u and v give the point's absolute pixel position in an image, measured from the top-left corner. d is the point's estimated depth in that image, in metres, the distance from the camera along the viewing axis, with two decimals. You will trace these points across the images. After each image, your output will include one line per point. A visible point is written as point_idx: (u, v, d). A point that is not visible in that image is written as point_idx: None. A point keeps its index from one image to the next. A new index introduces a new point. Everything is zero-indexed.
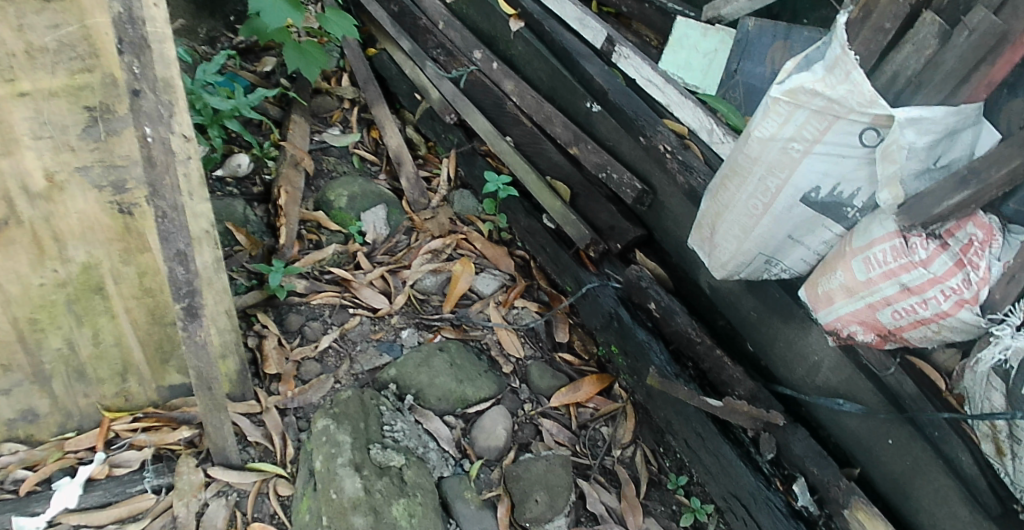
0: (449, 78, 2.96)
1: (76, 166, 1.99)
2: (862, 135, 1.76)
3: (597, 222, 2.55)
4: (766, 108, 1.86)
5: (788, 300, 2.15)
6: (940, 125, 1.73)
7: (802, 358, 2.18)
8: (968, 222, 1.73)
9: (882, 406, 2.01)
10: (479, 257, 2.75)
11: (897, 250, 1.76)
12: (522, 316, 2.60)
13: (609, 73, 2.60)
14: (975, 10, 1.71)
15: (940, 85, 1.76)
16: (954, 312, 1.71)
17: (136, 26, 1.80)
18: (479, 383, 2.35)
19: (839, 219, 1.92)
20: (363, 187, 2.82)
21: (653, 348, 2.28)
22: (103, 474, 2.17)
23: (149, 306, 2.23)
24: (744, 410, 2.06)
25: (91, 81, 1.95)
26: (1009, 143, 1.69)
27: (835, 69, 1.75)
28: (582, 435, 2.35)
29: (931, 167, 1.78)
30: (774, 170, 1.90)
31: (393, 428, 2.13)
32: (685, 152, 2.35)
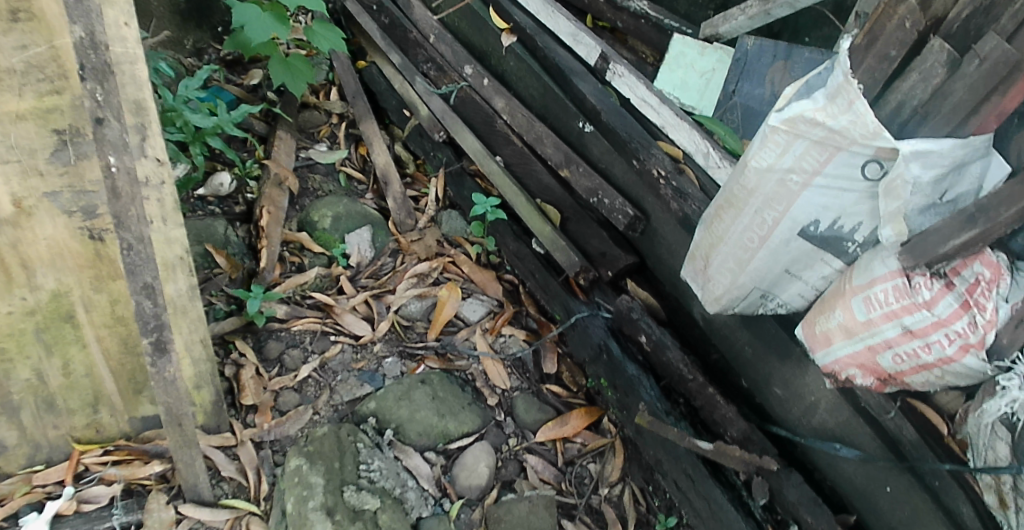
0: (439, 94, 2.87)
1: (45, 191, 1.93)
2: (864, 168, 1.63)
3: (587, 249, 2.45)
4: (764, 137, 1.73)
5: (784, 337, 2.04)
6: (947, 158, 1.58)
7: (799, 398, 2.07)
8: (975, 260, 1.61)
9: (881, 453, 1.91)
10: (466, 281, 2.66)
11: (900, 290, 1.65)
12: (509, 344, 2.51)
13: (602, 92, 2.49)
14: (986, 36, 1.53)
15: (948, 115, 1.60)
16: (959, 358, 1.59)
17: (100, 51, 1.71)
18: (462, 417, 2.26)
19: (839, 254, 1.80)
20: (349, 207, 2.74)
21: (643, 383, 2.19)
22: (71, 510, 2.11)
23: (122, 335, 2.16)
24: (735, 454, 1.97)
25: (60, 103, 1.90)
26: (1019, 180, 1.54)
27: (837, 97, 1.62)
28: (568, 472, 2.26)
29: (936, 203, 1.64)
30: (771, 203, 1.77)
31: (368, 467, 2.05)
32: (679, 177, 2.23)
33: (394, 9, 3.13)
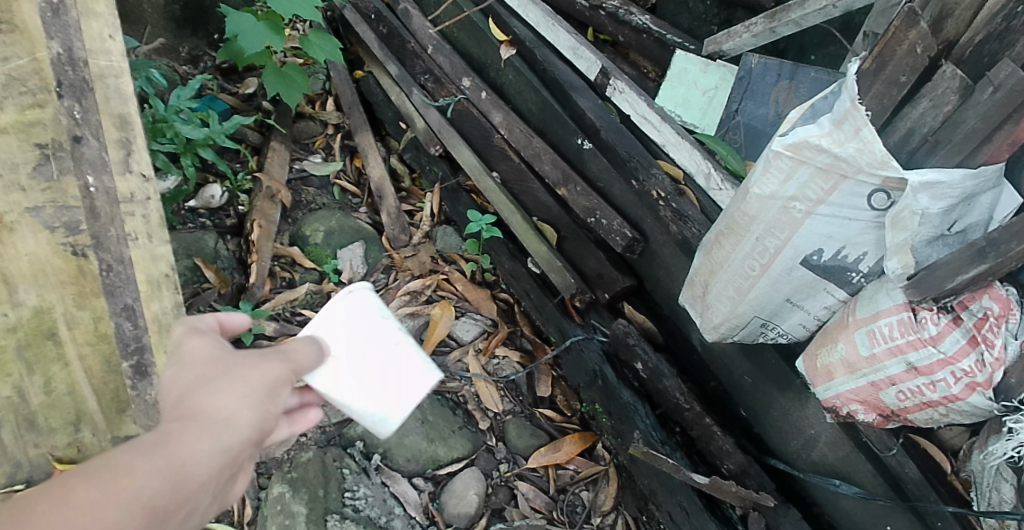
0: (436, 106, 2.81)
1: (27, 207, 1.90)
2: (870, 197, 1.54)
3: (584, 269, 2.39)
4: (766, 162, 1.63)
5: (785, 369, 1.95)
6: (957, 190, 1.49)
7: (798, 431, 1.98)
8: (982, 294, 1.53)
9: (882, 490, 1.83)
10: (460, 299, 2.61)
11: (905, 324, 1.56)
12: (502, 367, 2.45)
13: (602, 107, 2.42)
14: (1002, 64, 1.45)
15: (959, 145, 1.52)
16: (964, 396, 1.51)
17: (76, 68, 1.92)
18: (452, 443, 2.20)
19: (842, 284, 1.70)
20: (341, 221, 2.69)
21: (638, 411, 2.11)
22: None
23: (105, 353, 1.99)
24: (732, 490, 1.86)
25: (42, 118, 1.93)
26: None
27: (843, 123, 1.51)
28: (560, 500, 2.20)
29: (945, 234, 1.57)
30: (774, 230, 1.67)
31: (354, 495, 2.01)
32: (680, 199, 2.15)
33: (393, 18, 3.09)
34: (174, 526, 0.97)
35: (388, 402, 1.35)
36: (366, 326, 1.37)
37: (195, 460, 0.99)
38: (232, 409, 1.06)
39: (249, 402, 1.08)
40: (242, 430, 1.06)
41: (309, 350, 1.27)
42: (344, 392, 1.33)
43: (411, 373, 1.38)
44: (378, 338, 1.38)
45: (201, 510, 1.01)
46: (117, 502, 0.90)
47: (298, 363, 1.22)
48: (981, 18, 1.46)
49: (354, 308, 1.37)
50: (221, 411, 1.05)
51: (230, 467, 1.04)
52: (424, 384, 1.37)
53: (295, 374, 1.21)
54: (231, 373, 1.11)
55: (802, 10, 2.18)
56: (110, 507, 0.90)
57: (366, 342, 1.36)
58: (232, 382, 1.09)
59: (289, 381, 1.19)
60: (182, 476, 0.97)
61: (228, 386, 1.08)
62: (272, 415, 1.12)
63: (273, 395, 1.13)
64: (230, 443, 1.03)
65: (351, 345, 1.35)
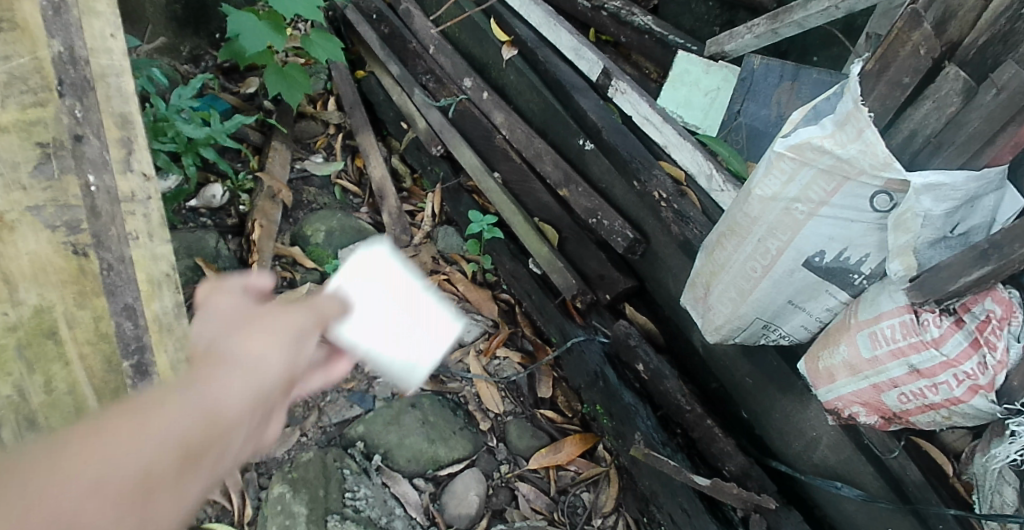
0: (438, 106, 2.81)
1: (27, 205, 1.91)
2: (872, 199, 1.53)
3: (585, 270, 2.39)
4: (769, 163, 1.62)
5: (787, 371, 1.94)
6: (960, 192, 1.47)
7: (800, 433, 1.97)
8: (985, 297, 1.52)
9: (883, 493, 1.82)
10: (461, 300, 2.61)
11: (907, 326, 1.55)
12: (503, 368, 2.45)
13: (604, 108, 2.41)
14: (1004, 65, 1.44)
15: (963, 147, 1.51)
16: (967, 399, 1.50)
17: (78, 66, 1.89)
18: (452, 443, 2.20)
19: (844, 285, 1.70)
20: (343, 221, 2.68)
21: (639, 412, 2.10)
22: None
23: (105, 353, 1.94)
24: (734, 491, 1.85)
25: (43, 116, 1.93)
26: None
27: (845, 124, 1.51)
28: (561, 502, 2.19)
29: (948, 236, 1.56)
30: (775, 232, 1.66)
31: (354, 495, 2.00)
32: (681, 200, 2.15)
33: (394, 19, 3.09)
34: (214, 459, 0.93)
35: (417, 350, 1.33)
36: (390, 277, 1.34)
37: (231, 395, 0.97)
38: (261, 349, 1.04)
39: (277, 342, 1.06)
40: (272, 368, 1.03)
41: (334, 302, 1.22)
42: (375, 342, 1.28)
43: (435, 323, 1.37)
44: (402, 289, 1.35)
45: (238, 448, 0.98)
46: (153, 428, 0.87)
47: (324, 311, 1.19)
48: (985, 20, 1.45)
49: (375, 262, 1.34)
50: (255, 351, 1.03)
51: (264, 409, 1.01)
52: (449, 332, 1.38)
53: (323, 322, 1.18)
54: (256, 321, 1.09)
55: (805, 12, 2.18)
56: (146, 431, 0.86)
57: (394, 292, 1.33)
58: (261, 329, 1.07)
59: (317, 329, 1.16)
60: (215, 408, 0.94)
61: (254, 330, 1.06)
62: (302, 358, 1.09)
63: (303, 340, 1.10)
64: (261, 383, 1.00)
65: (378, 297, 1.31)
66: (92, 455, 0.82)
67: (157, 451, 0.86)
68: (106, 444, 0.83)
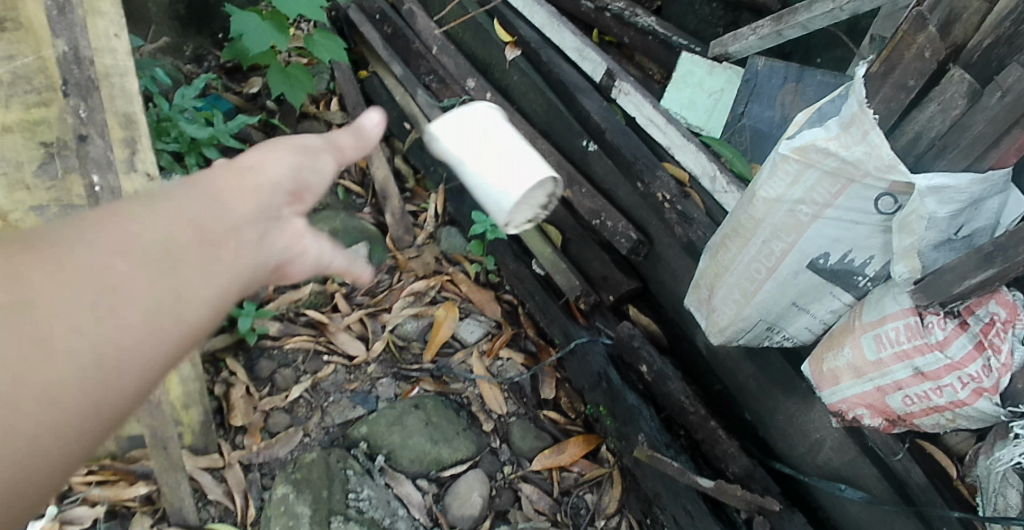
0: (440, 107, 2.80)
1: (31, 205, 1.93)
2: (877, 201, 1.52)
3: (588, 271, 2.38)
4: (773, 165, 1.63)
5: (790, 372, 1.93)
6: (965, 194, 1.48)
7: (803, 434, 1.96)
8: (989, 299, 1.51)
9: (887, 495, 1.81)
10: (464, 300, 2.61)
11: (911, 329, 1.56)
12: (506, 369, 2.44)
13: (607, 109, 2.41)
14: (1010, 68, 1.44)
15: (967, 150, 1.52)
16: (971, 402, 1.49)
17: (83, 67, 1.85)
18: (456, 444, 2.19)
19: (849, 287, 1.70)
20: (346, 222, 2.61)
21: (643, 413, 2.10)
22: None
23: None
24: (738, 493, 1.83)
25: (48, 116, 1.89)
26: None
27: (850, 126, 1.51)
28: (564, 503, 2.19)
29: (952, 238, 1.56)
30: (780, 234, 1.67)
31: (358, 496, 1.99)
32: (685, 202, 2.14)
33: (397, 18, 3.09)
34: (234, 250, 0.96)
35: (506, 183, 1.39)
36: (484, 129, 1.45)
37: (199, 210, 0.96)
38: (259, 166, 1.09)
39: (276, 161, 1.12)
40: (273, 182, 1.09)
41: (355, 132, 1.30)
42: (475, 174, 1.42)
43: (527, 166, 1.41)
44: (498, 140, 1.43)
45: (260, 245, 1.01)
46: (161, 218, 0.91)
47: (340, 142, 1.27)
48: (990, 22, 1.45)
49: (474, 117, 1.46)
50: (224, 184, 1.03)
51: (273, 212, 1.05)
52: (538, 175, 1.41)
53: (337, 150, 1.26)
54: (262, 147, 1.15)
55: (809, 13, 2.17)
56: (154, 218, 0.91)
57: (488, 144, 1.42)
58: (264, 151, 1.13)
59: (328, 156, 1.23)
60: (222, 206, 0.99)
61: (260, 152, 1.12)
62: (306, 175, 1.15)
63: (307, 161, 1.17)
64: (263, 190, 1.06)
65: (474, 145, 1.43)
66: (58, 270, 0.81)
67: (165, 232, 0.90)
68: (118, 225, 0.88)
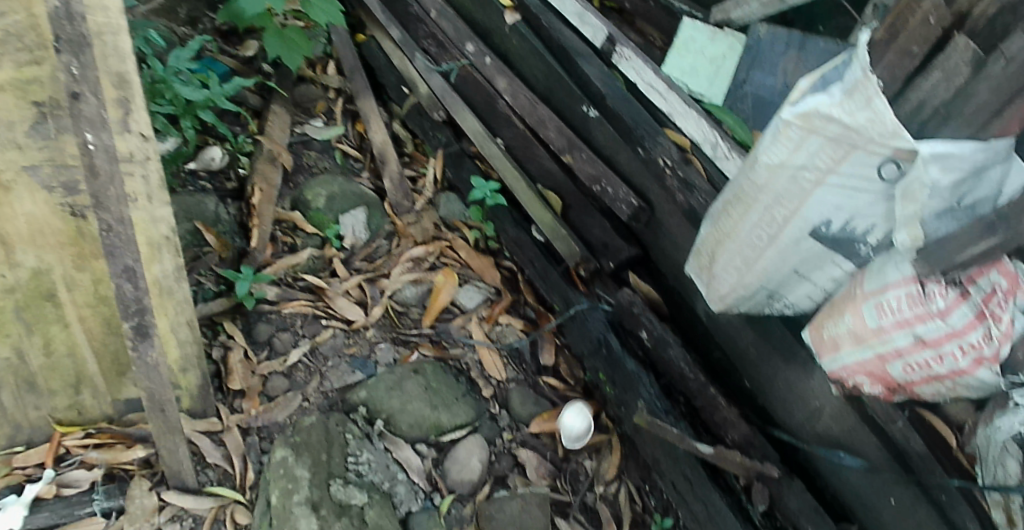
0: (439, 71, 2.76)
1: (24, 165, 1.71)
2: (880, 168, 1.47)
3: (589, 238, 2.35)
4: (776, 131, 1.59)
5: (791, 340, 1.91)
6: (967, 163, 1.43)
7: (803, 402, 1.94)
8: (991, 268, 1.48)
9: (887, 464, 1.79)
10: (464, 267, 2.59)
11: (913, 298, 1.50)
12: (505, 334, 2.44)
13: (609, 75, 2.34)
14: (1016, 33, 1.38)
15: (970, 118, 1.46)
16: (972, 370, 1.49)
17: (75, 23, 1.58)
18: (455, 410, 2.19)
19: (850, 256, 1.64)
20: (343, 187, 2.63)
21: (642, 381, 2.09)
22: (51, 494, 1.98)
23: (105, 316, 1.96)
24: (736, 459, 1.87)
25: (41, 75, 1.65)
26: None
27: (854, 93, 1.48)
28: (564, 469, 2.19)
29: (953, 207, 1.48)
30: (782, 200, 1.63)
31: (357, 460, 1.98)
32: (687, 168, 2.11)
33: None
34: None
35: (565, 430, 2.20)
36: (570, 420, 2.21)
37: None
38: None
39: None
40: None
41: None
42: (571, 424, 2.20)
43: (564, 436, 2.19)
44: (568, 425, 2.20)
45: None
46: None
47: None
48: None
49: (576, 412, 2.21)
50: None
51: None
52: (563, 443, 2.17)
53: None
54: None
55: None
56: None
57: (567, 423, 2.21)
58: None
59: None
60: None
61: None
62: None
63: None
64: None
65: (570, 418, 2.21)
66: None
67: None
68: None
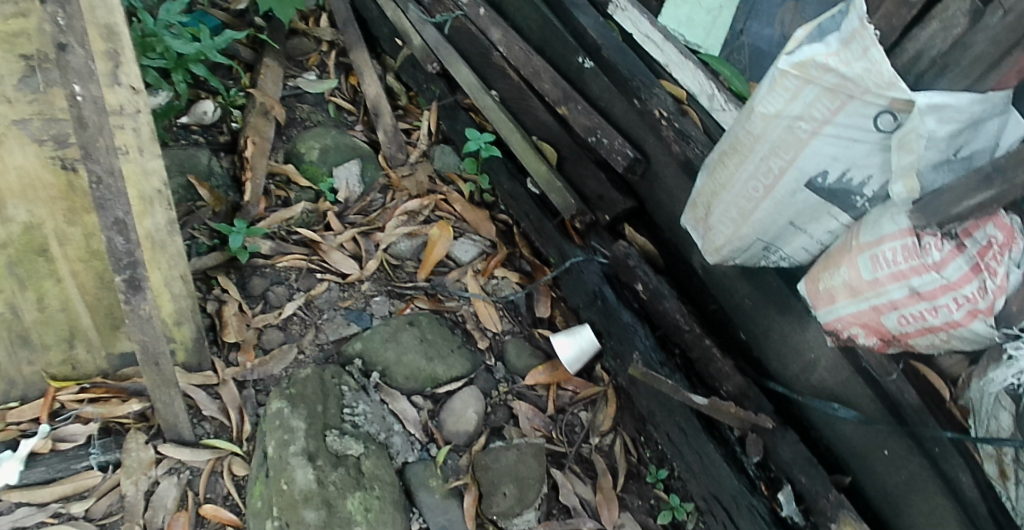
0: (432, 23, 2.69)
1: (13, 118, 1.66)
2: (877, 118, 1.45)
3: (584, 191, 2.32)
4: (771, 80, 1.53)
5: (786, 292, 1.89)
6: (965, 114, 1.41)
7: (798, 354, 1.94)
8: (987, 222, 1.43)
9: (881, 416, 1.80)
10: (459, 220, 2.57)
11: (908, 249, 1.46)
12: (501, 287, 2.43)
13: (604, 26, 2.29)
14: None
15: (968, 69, 1.49)
16: (966, 323, 1.43)
17: None
18: (451, 362, 2.19)
19: (846, 208, 1.62)
20: (337, 139, 2.62)
21: (638, 332, 2.08)
22: (47, 449, 2.00)
23: (98, 270, 1.94)
24: (731, 410, 1.86)
25: (26, 27, 1.59)
26: None
27: (851, 42, 1.44)
28: (559, 420, 2.20)
29: (950, 159, 1.46)
30: (777, 151, 1.59)
31: (353, 411, 2.00)
32: (683, 119, 2.07)
33: None
34: None
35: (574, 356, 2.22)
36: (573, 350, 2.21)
37: None
38: None
39: None
40: None
41: None
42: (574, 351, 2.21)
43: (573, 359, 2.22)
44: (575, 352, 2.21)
45: None
46: None
47: None
48: None
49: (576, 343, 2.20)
50: None
51: None
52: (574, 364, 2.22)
53: None
54: None
55: None
56: None
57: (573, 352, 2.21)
58: None
59: None
60: None
61: None
62: None
63: None
64: None
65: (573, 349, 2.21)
66: None
67: None
68: None
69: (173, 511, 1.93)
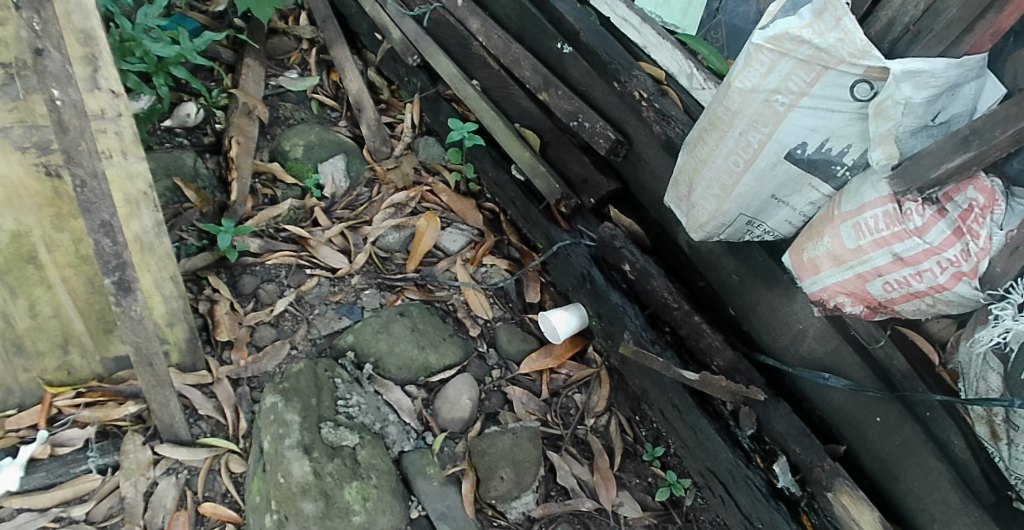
0: (411, 16, 2.70)
1: None
2: (853, 88, 1.46)
3: (568, 175, 2.33)
4: (747, 55, 1.53)
5: (771, 264, 1.91)
6: (941, 79, 1.41)
7: (786, 326, 1.95)
8: (968, 186, 1.44)
9: (871, 383, 1.80)
10: (445, 210, 2.59)
11: (890, 216, 1.48)
12: (490, 274, 2.45)
13: (581, 11, 2.30)
14: None
15: (940, 35, 1.51)
16: (951, 287, 1.42)
17: None
18: (443, 349, 2.22)
19: (827, 178, 1.62)
20: (321, 135, 2.64)
21: (627, 312, 2.10)
22: (46, 454, 1.99)
23: (89, 275, 1.95)
24: (722, 384, 1.86)
25: (4, 36, 1.62)
26: (1016, 97, 1.38)
27: (823, 13, 1.43)
28: (554, 403, 2.22)
29: (928, 124, 1.48)
30: (756, 125, 1.59)
31: (347, 402, 2.01)
32: (662, 100, 2.09)
33: None
34: None
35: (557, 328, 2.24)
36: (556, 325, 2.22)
37: None
38: None
39: None
40: None
41: None
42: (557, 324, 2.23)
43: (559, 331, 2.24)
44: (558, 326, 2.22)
45: None
46: None
47: None
48: None
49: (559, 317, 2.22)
50: None
51: None
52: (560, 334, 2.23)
53: None
54: None
55: None
56: None
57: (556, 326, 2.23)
58: None
59: None
60: None
61: None
62: None
63: None
64: None
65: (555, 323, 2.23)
66: None
67: None
68: None
69: (173, 510, 1.94)
